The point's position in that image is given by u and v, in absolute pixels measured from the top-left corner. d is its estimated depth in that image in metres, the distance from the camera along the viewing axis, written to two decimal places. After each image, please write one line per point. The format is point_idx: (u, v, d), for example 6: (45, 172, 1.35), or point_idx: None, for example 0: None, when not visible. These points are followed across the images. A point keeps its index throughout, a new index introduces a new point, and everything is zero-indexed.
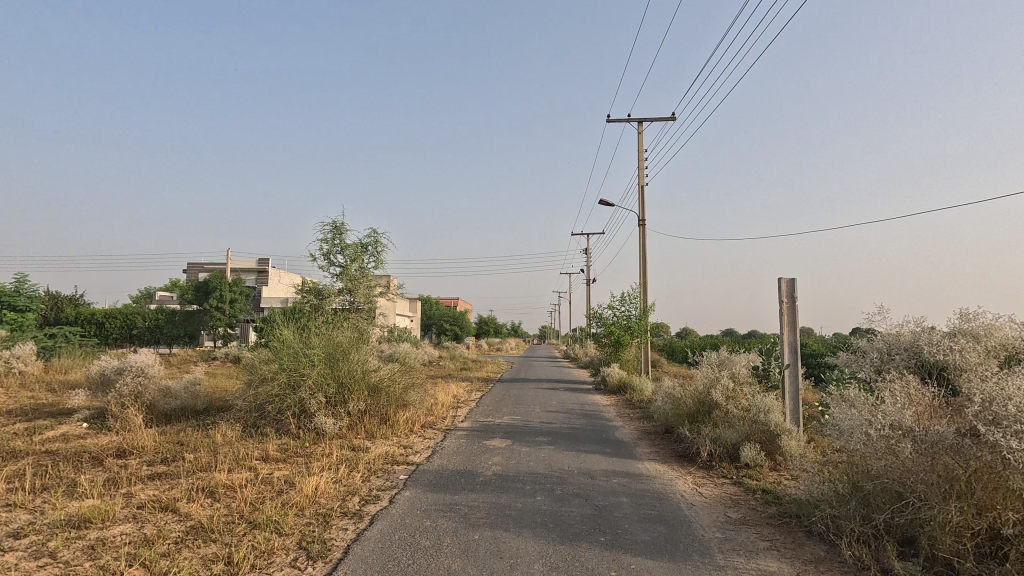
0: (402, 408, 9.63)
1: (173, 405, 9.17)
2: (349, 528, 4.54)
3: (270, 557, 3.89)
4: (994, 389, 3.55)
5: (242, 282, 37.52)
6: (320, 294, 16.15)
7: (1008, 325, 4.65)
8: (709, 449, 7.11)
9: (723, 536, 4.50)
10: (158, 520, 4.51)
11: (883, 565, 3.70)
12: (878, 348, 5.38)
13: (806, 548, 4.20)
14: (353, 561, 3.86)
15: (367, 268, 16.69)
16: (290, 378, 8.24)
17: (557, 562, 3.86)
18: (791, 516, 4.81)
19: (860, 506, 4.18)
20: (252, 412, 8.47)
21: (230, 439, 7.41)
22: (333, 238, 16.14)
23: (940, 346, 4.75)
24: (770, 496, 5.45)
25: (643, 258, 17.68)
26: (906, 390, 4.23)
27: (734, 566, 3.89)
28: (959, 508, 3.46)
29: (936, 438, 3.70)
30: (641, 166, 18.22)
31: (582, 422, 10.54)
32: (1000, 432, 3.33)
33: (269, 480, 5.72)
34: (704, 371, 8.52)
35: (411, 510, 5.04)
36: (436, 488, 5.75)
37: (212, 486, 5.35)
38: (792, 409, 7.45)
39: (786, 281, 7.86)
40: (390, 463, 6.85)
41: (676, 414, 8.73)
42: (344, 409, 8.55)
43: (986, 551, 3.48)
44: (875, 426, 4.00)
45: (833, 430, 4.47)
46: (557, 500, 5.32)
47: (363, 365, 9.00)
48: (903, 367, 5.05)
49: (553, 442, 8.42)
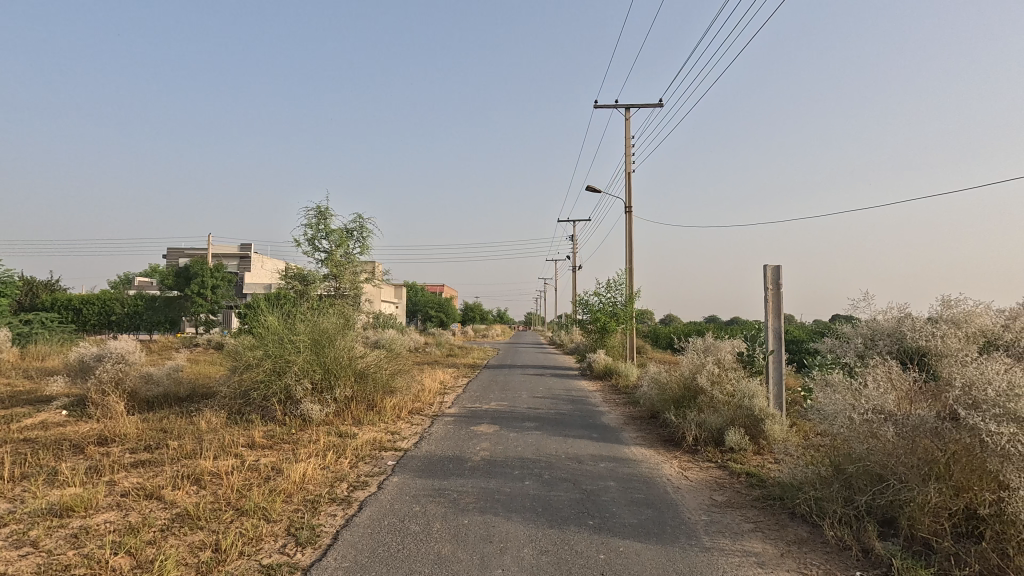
0: (389, 394, 9.62)
1: (155, 392, 9.04)
2: (337, 514, 4.52)
3: (258, 543, 3.87)
4: (975, 373, 3.63)
5: (225, 269, 36.45)
6: (305, 280, 15.98)
7: (988, 312, 4.73)
8: (694, 433, 7.21)
9: (708, 519, 4.57)
10: (143, 508, 4.46)
11: (863, 545, 3.80)
12: (862, 335, 5.44)
13: (788, 529, 4.29)
14: (343, 546, 3.86)
15: (352, 253, 16.52)
16: (275, 365, 8.13)
17: (547, 545, 3.90)
18: (774, 499, 4.89)
19: (843, 488, 4.27)
20: (236, 399, 8.32)
21: (214, 426, 7.32)
22: (317, 222, 15.91)
23: (923, 333, 4.82)
24: (755, 479, 5.55)
25: (630, 245, 17.74)
26: (888, 375, 4.30)
27: (719, 547, 3.96)
28: (938, 489, 3.58)
29: (917, 421, 3.76)
30: (628, 153, 18.28)
31: (569, 407, 10.62)
32: (980, 415, 3.43)
33: (256, 466, 5.67)
34: (690, 357, 8.57)
35: (400, 495, 5.03)
36: (425, 474, 5.75)
37: (198, 473, 5.29)
38: (777, 393, 7.57)
39: (772, 267, 7.93)
40: (378, 449, 6.84)
41: (662, 399, 8.85)
42: (331, 396, 8.51)
43: (963, 531, 3.59)
44: (858, 410, 4.03)
45: (816, 415, 4.50)
46: (546, 485, 5.38)
47: (349, 351, 8.96)
48: (885, 353, 5.13)
49: (540, 427, 8.46)
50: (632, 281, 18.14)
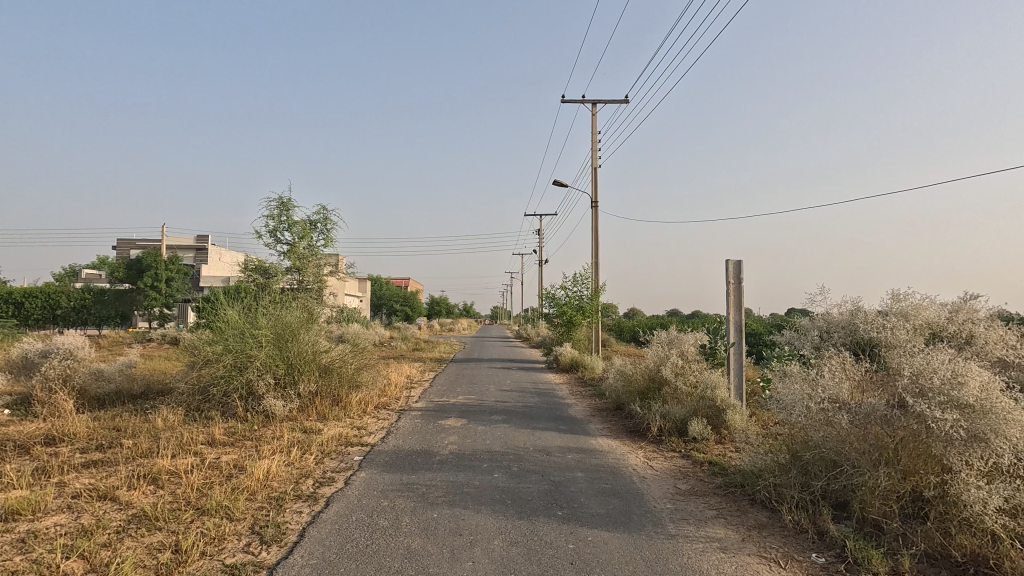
0: (355, 389, 9.49)
1: (105, 390, 8.70)
2: (303, 511, 4.44)
3: (221, 543, 3.77)
4: (921, 363, 3.83)
5: (180, 260, 35.14)
6: (266, 273, 15.55)
7: (934, 305, 4.99)
8: (659, 424, 7.37)
9: (673, 507, 4.69)
10: (96, 510, 4.27)
11: (819, 528, 3.97)
12: (819, 327, 5.64)
13: (749, 515, 4.44)
14: (310, 543, 3.80)
15: (316, 246, 16.16)
16: (237, 360, 7.89)
17: (516, 537, 3.92)
18: (736, 486, 5.05)
19: (800, 474, 4.45)
20: (194, 396, 8.03)
21: (171, 424, 7.07)
22: (279, 214, 15.48)
23: (874, 325, 5.04)
24: (717, 467, 5.72)
25: (596, 239, 17.94)
26: (842, 366, 4.48)
27: (684, 534, 4.07)
28: (887, 473, 3.78)
29: (869, 409, 3.95)
30: (594, 148, 18.45)
31: (536, 400, 10.69)
32: (926, 403, 3.62)
33: (217, 464, 5.51)
34: (655, 350, 8.75)
35: (367, 491, 4.97)
36: (393, 468, 5.70)
37: (155, 472, 5.10)
38: (737, 384, 7.80)
39: (733, 262, 8.15)
40: (344, 444, 6.73)
41: (628, 391, 9.00)
42: (294, 391, 8.32)
43: (910, 512, 3.79)
44: (815, 400, 4.19)
45: (776, 405, 4.65)
46: (514, 477, 5.41)
47: (314, 346, 8.79)
48: (839, 344, 5.33)
49: (508, 420, 8.50)
50: (597, 275, 18.36)
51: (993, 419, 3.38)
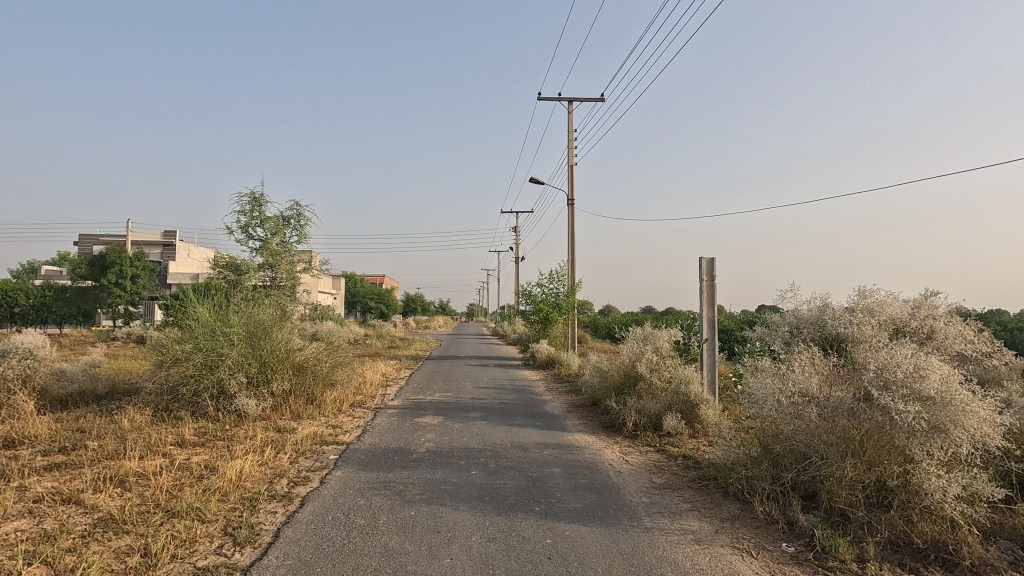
0: (329, 388, 9.38)
1: (69, 390, 8.40)
2: (278, 511, 4.38)
3: (192, 545, 3.69)
4: (886, 357, 3.96)
5: (145, 256, 34.03)
6: (237, 270, 15.20)
7: (898, 302, 5.16)
8: (634, 419, 7.47)
9: (649, 500, 4.76)
10: (59, 514, 4.13)
11: (789, 518, 4.08)
12: (788, 323, 5.78)
13: (722, 507, 4.54)
14: (285, 544, 3.74)
15: (289, 242, 15.87)
16: (207, 358, 7.70)
17: (494, 533, 3.94)
18: (709, 479, 5.16)
19: (771, 466, 4.56)
20: (163, 396, 7.82)
21: (139, 425, 6.87)
22: (250, 209, 15.16)
23: (842, 320, 5.20)
24: (691, 461, 5.82)
25: (573, 237, 18.06)
26: (812, 361, 4.60)
27: (660, 527, 4.14)
28: (853, 464, 3.91)
29: (836, 403, 4.07)
30: (571, 146, 18.55)
31: (513, 397, 10.72)
32: (890, 395, 3.75)
33: (187, 465, 5.38)
34: (630, 346, 8.86)
35: (343, 490, 4.92)
36: (369, 467, 5.65)
37: (122, 475, 4.96)
38: (710, 379, 7.94)
39: (706, 260, 8.29)
40: (319, 443, 6.65)
41: (604, 387, 9.09)
42: (268, 390, 8.17)
43: (874, 501, 3.92)
44: (785, 394, 4.30)
45: (748, 399, 4.75)
46: (492, 473, 5.42)
47: (287, 344, 8.64)
48: (809, 340, 5.47)
49: (485, 417, 8.51)
50: (574, 272, 18.49)
51: (952, 411, 3.52)
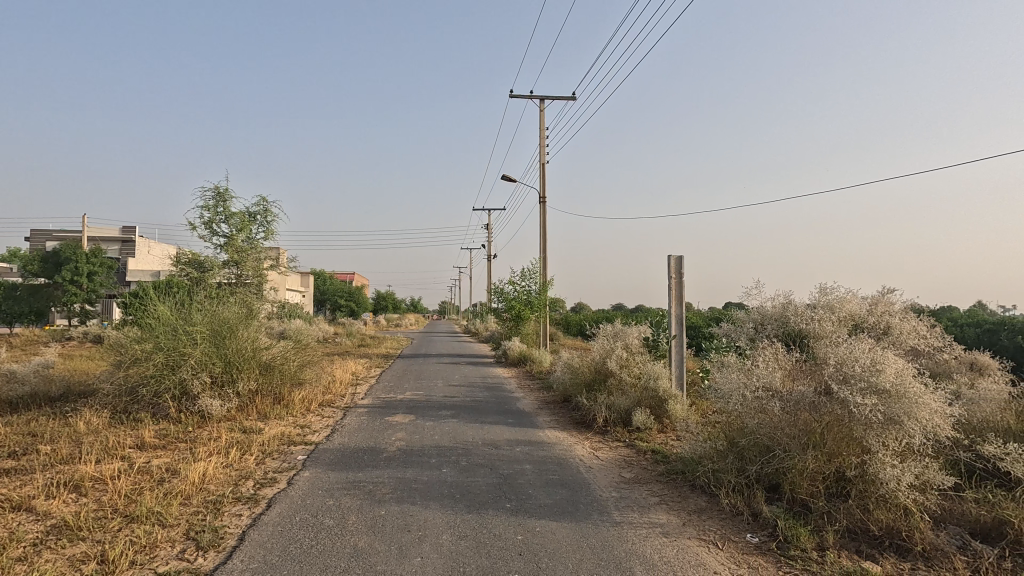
0: (297, 387, 9.20)
1: (19, 392, 8.02)
2: (243, 514, 4.27)
3: (152, 551, 3.57)
4: (844, 352, 4.10)
5: (102, 253, 32.74)
6: (201, 267, 14.77)
7: (857, 299, 5.34)
8: (604, 415, 7.55)
9: (618, 495, 4.82)
10: (9, 522, 3.95)
11: (753, 510, 4.19)
12: (753, 319, 5.92)
13: (689, 500, 4.63)
14: (250, 547, 3.66)
15: (256, 239, 15.49)
16: (168, 358, 7.46)
17: (465, 530, 3.93)
18: (677, 472, 5.26)
19: (736, 460, 4.67)
20: (121, 397, 7.54)
21: (95, 427, 6.62)
22: (215, 204, 14.72)
23: (804, 317, 5.36)
24: (659, 455, 5.92)
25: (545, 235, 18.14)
26: (775, 356, 4.73)
27: (629, 521, 4.20)
28: (814, 456, 4.05)
29: (799, 396, 4.24)
30: (543, 145, 18.59)
31: (485, 395, 10.72)
32: (849, 389, 3.89)
33: (147, 468, 5.21)
34: (601, 342, 8.96)
35: (311, 490, 4.83)
36: (339, 467, 5.57)
37: (77, 479, 4.77)
38: (679, 374, 8.08)
39: (674, 258, 8.43)
40: (287, 444, 6.52)
41: (575, 383, 9.16)
42: (233, 390, 7.97)
43: (834, 491, 4.03)
44: (750, 389, 4.42)
45: (714, 394, 4.86)
46: (463, 471, 5.41)
47: (253, 343, 8.43)
48: (772, 336, 5.62)
49: (456, 415, 8.48)
50: (546, 270, 18.56)
51: (906, 403, 3.67)
